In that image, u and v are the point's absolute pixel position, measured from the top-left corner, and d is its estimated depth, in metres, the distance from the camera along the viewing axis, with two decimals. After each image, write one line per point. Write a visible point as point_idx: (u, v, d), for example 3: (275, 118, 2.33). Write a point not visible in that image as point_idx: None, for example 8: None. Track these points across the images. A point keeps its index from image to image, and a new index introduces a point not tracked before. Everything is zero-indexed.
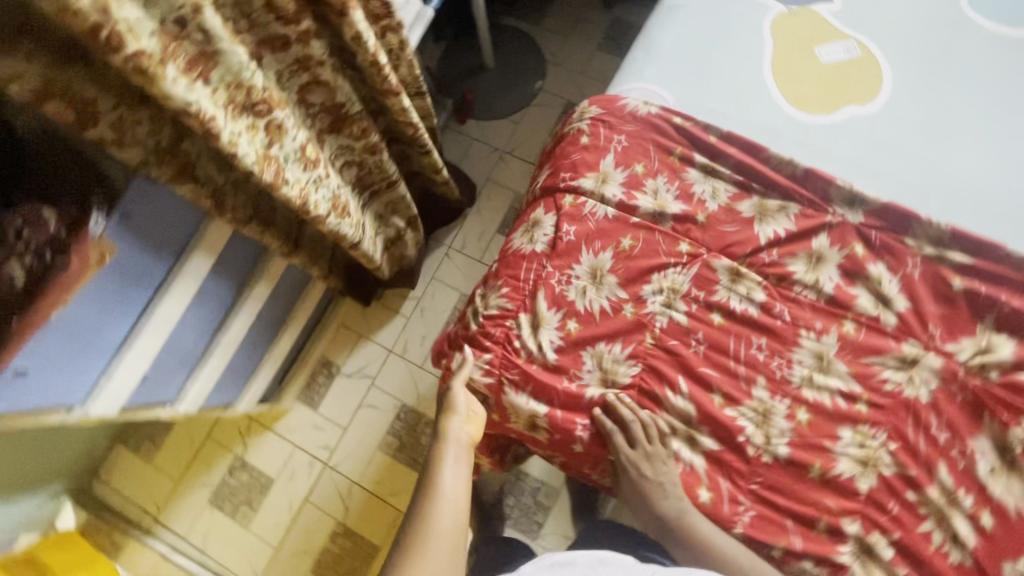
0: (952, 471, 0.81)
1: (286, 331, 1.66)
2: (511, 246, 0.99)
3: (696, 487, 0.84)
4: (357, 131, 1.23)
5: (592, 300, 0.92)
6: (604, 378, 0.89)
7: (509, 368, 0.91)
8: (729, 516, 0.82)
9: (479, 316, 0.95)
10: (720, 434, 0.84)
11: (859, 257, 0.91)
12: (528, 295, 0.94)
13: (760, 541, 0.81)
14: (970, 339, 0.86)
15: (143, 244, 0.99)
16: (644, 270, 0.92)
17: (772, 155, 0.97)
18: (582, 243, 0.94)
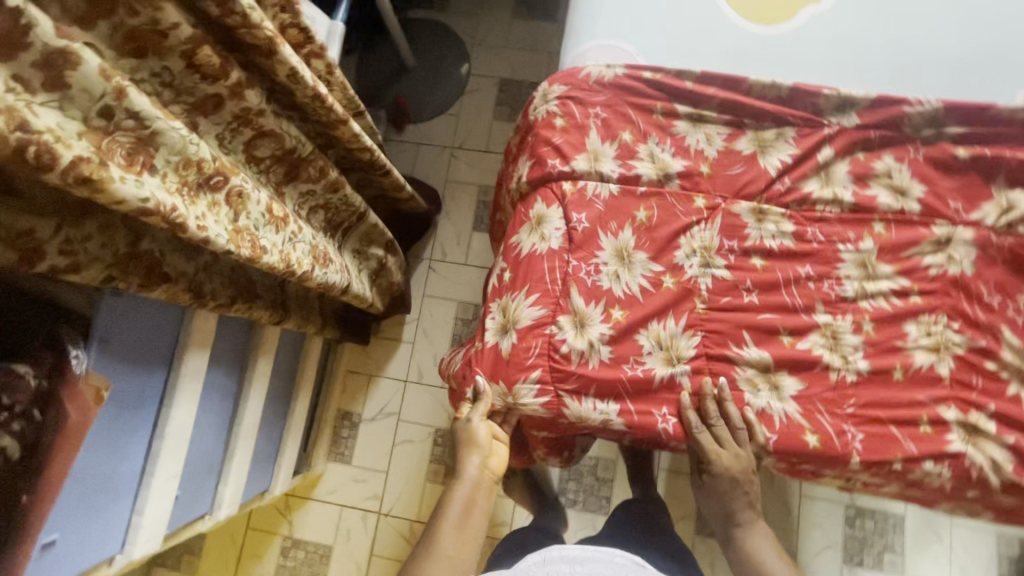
0: (1015, 330, 0.84)
1: (298, 396, 1.57)
2: (521, 250, 0.94)
3: (802, 435, 0.82)
4: (315, 172, 1.15)
5: (629, 282, 0.90)
6: (669, 356, 0.87)
7: (564, 379, 0.87)
8: (844, 448, 0.82)
9: (513, 330, 0.90)
10: (801, 370, 0.85)
11: (864, 158, 0.91)
12: (561, 296, 0.90)
13: (879, 462, 0.81)
14: (991, 202, 0.88)
15: (125, 365, 0.90)
16: (668, 238, 0.91)
17: (754, 83, 0.94)
18: (598, 228, 0.92)
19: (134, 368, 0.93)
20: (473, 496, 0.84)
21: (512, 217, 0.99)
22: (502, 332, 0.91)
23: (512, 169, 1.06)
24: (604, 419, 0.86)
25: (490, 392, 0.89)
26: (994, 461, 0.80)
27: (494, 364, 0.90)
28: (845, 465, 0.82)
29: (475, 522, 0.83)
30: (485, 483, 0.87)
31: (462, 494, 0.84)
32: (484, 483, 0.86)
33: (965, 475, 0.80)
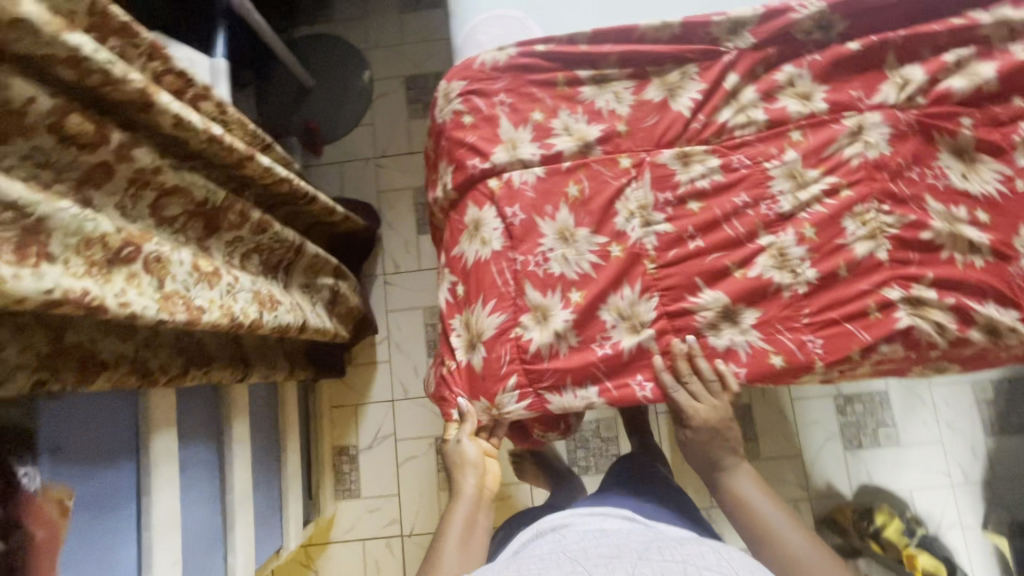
0: (938, 197, 0.86)
1: (287, 443, 1.52)
2: (467, 259, 0.93)
3: (767, 358, 0.84)
4: (236, 217, 1.10)
5: (577, 261, 0.88)
6: (632, 325, 0.87)
7: (540, 378, 0.88)
8: (807, 358, 0.83)
9: (483, 344, 0.89)
10: (756, 299, 0.85)
11: (766, 75, 0.92)
12: (517, 296, 0.89)
13: (839, 360, 0.83)
14: (888, 83, 0.91)
15: (86, 465, 0.86)
16: (605, 206, 0.88)
17: (645, 29, 0.93)
18: (534, 215, 0.90)
19: (99, 468, 0.88)
20: (474, 515, 0.85)
21: (449, 226, 0.98)
22: (473, 347, 0.92)
23: (434, 177, 1.04)
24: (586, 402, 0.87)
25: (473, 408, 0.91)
26: (939, 324, 0.82)
27: (469, 379, 0.92)
28: (814, 370, 0.84)
29: (474, 542, 0.83)
30: (484, 499, 0.88)
31: (461, 515, 0.85)
32: (481, 501, 0.87)
33: (919, 344, 0.83)
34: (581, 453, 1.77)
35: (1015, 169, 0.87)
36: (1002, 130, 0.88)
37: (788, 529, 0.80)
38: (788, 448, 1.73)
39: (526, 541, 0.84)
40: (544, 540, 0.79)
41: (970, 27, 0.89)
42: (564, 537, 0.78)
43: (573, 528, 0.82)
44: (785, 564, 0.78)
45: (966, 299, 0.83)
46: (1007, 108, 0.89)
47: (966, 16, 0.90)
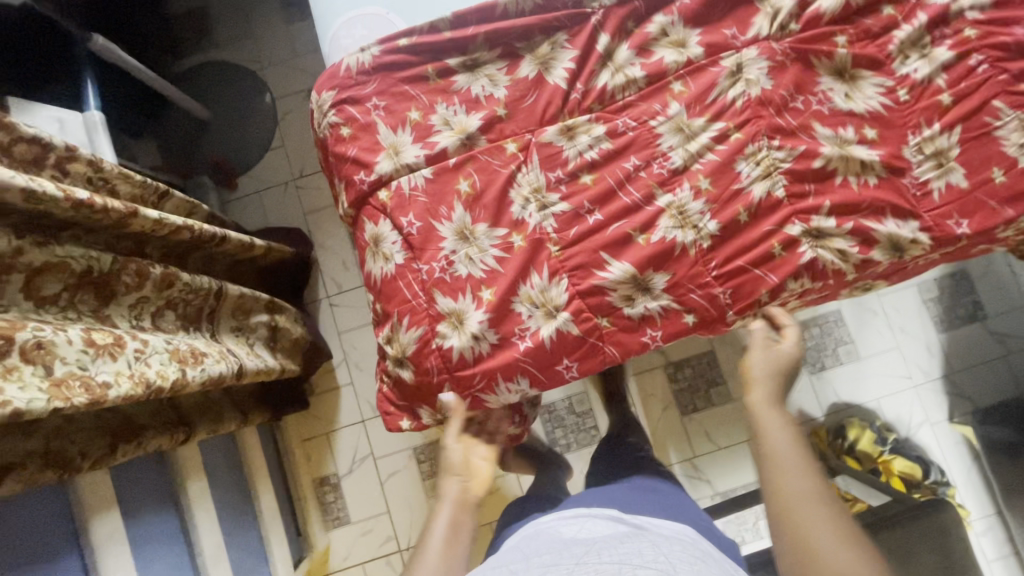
0: (825, 122, 0.85)
1: (258, 487, 1.49)
2: (374, 279, 0.89)
3: (680, 320, 0.84)
4: (133, 277, 1.06)
5: (482, 258, 0.85)
6: (547, 311, 0.84)
7: (470, 382, 0.85)
8: (719, 311, 0.84)
9: (407, 359, 0.86)
10: (664, 264, 0.84)
11: (639, 29, 0.88)
12: (429, 306, 0.85)
13: (749, 305, 0.84)
14: (759, 15, 0.88)
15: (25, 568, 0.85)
16: (499, 196, 0.85)
17: (505, 5, 0.89)
18: (430, 220, 0.86)
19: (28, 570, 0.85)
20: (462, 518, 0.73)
21: (355, 244, 0.94)
22: (399, 363, 0.88)
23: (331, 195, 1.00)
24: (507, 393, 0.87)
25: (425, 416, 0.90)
26: (841, 251, 0.84)
27: (404, 393, 0.90)
28: (727, 320, 0.85)
29: (457, 537, 0.72)
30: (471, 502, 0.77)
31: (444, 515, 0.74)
32: (469, 504, 0.76)
33: (826, 274, 0.84)
34: (563, 432, 1.78)
35: (895, 79, 0.86)
36: (878, 42, 0.87)
37: (794, 471, 0.64)
38: None
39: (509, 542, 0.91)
40: (517, 543, 0.87)
41: None
42: (531, 542, 0.86)
43: (546, 529, 0.90)
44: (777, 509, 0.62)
45: (864, 222, 0.84)
46: (878, 18, 0.87)
47: None
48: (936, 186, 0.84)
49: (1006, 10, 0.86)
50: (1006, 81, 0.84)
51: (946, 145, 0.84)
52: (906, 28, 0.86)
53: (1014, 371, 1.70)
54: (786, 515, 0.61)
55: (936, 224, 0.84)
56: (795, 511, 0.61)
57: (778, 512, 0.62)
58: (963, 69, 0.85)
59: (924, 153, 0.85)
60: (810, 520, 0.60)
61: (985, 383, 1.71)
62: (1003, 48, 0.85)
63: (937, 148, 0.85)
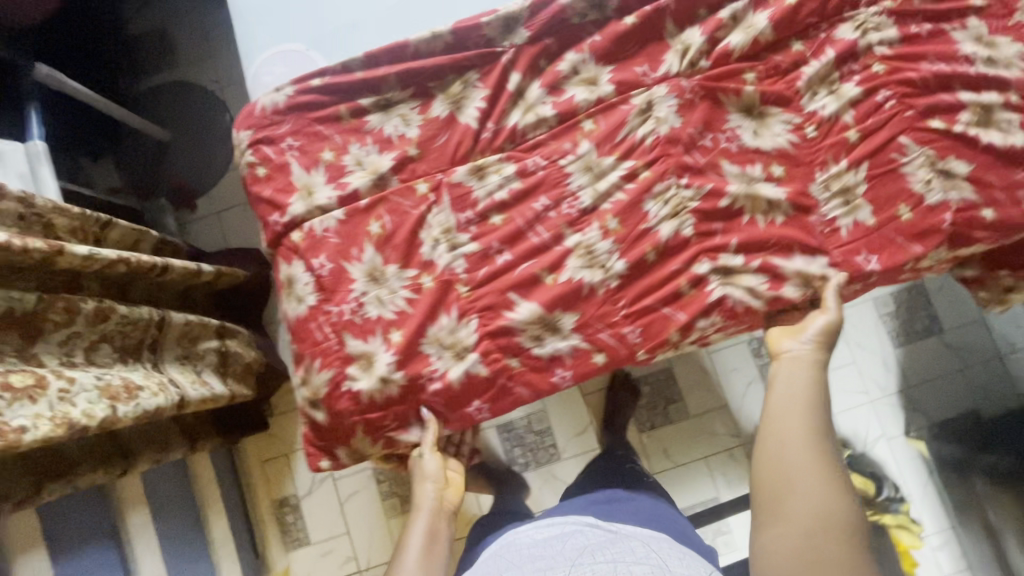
0: (733, 160, 0.86)
1: (209, 514, 1.50)
2: (288, 320, 0.89)
3: (590, 359, 0.84)
4: (62, 314, 1.06)
5: (393, 299, 0.86)
6: (456, 352, 0.85)
7: (382, 423, 0.86)
8: (629, 350, 0.84)
9: (320, 400, 0.86)
10: (573, 304, 0.84)
11: (551, 67, 0.88)
12: (340, 347, 0.86)
13: (659, 345, 0.84)
14: (671, 52, 0.88)
15: None
16: (409, 238, 0.86)
17: (416, 44, 0.88)
18: (342, 261, 0.86)
19: None
20: (437, 528, 0.85)
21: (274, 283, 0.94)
22: (312, 404, 0.88)
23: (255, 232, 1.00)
24: (436, 432, 0.86)
25: (341, 456, 0.89)
26: (749, 290, 0.84)
27: (319, 434, 0.89)
28: (640, 359, 0.85)
29: (433, 558, 0.82)
30: (445, 510, 0.88)
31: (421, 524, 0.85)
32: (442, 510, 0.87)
33: (736, 313, 0.84)
34: (523, 451, 1.78)
35: (803, 116, 0.87)
36: (787, 78, 0.87)
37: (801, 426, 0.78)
38: (714, 401, 1.76)
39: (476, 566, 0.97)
40: (483, 569, 0.92)
41: None
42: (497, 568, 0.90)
43: (515, 548, 0.95)
44: (776, 464, 0.76)
45: (771, 259, 0.84)
46: (788, 54, 0.87)
47: None
48: (843, 223, 0.85)
49: (913, 46, 0.86)
50: (912, 117, 0.84)
51: (852, 182, 0.85)
52: (815, 64, 0.86)
53: (974, 382, 1.62)
54: (777, 467, 0.75)
55: (846, 260, 0.84)
56: (795, 456, 0.75)
57: (779, 457, 0.76)
58: (870, 106, 0.85)
59: (831, 190, 0.85)
60: (797, 474, 0.74)
61: (945, 397, 1.62)
62: (910, 84, 0.85)
63: (844, 184, 0.85)
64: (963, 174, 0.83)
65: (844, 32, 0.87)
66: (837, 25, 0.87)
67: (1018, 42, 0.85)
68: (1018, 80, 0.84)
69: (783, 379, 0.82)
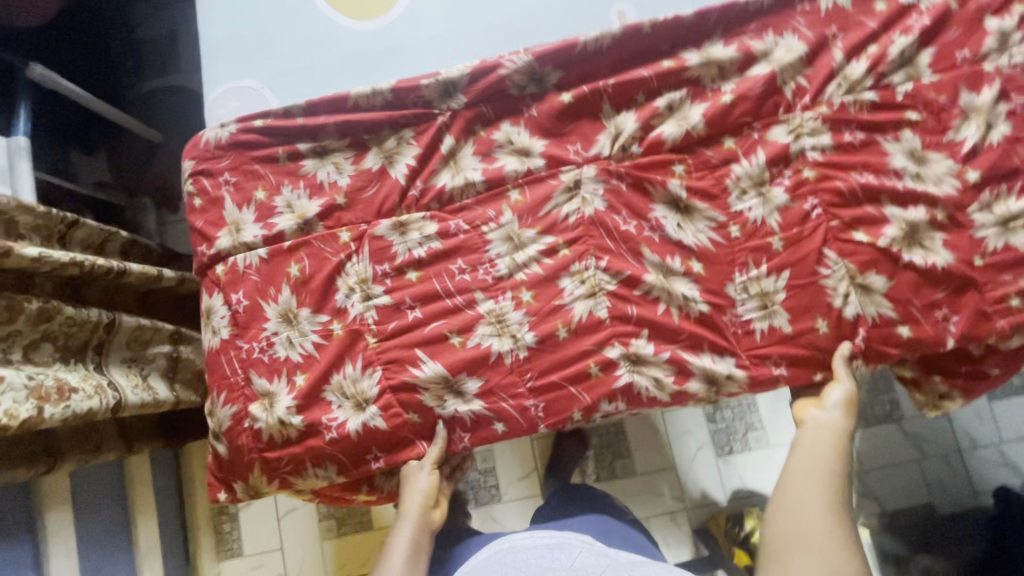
0: (654, 247, 0.86)
1: (140, 516, 1.51)
2: (203, 350, 0.91)
3: (490, 427, 0.84)
4: (4, 312, 1.09)
5: (302, 342, 0.86)
6: (357, 402, 0.85)
7: (277, 465, 0.86)
8: (530, 423, 0.84)
9: (221, 434, 0.87)
10: (478, 370, 0.84)
11: (485, 134, 0.91)
12: (246, 384, 0.87)
13: (560, 422, 0.83)
14: (604, 133, 0.90)
15: None
16: (325, 284, 0.87)
17: (357, 98, 0.91)
18: (259, 300, 0.88)
19: None
20: (421, 539, 0.81)
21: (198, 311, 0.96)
22: (215, 436, 0.88)
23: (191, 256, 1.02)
24: (443, 450, 0.84)
25: (238, 491, 0.89)
26: (656, 380, 0.83)
27: (220, 466, 0.89)
28: (540, 432, 0.85)
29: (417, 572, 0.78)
30: (430, 527, 0.83)
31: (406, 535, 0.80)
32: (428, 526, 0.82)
33: (640, 400, 0.83)
34: (464, 488, 1.76)
35: (728, 215, 0.86)
36: (716, 173, 0.87)
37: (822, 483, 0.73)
38: (661, 460, 1.73)
39: (468, 566, 0.92)
40: (483, 569, 0.88)
41: (679, 69, 0.89)
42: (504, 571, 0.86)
43: (519, 554, 0.92)
44: (789, 516, 0.71)
45: (682, 352, 0.83)
46: (719, 150, 0.88)
47: (677, 58, 0.91)
48: (758, 326, 0.84)
49: (845, 154, 0.86)
50: (839, 225, 0.85)
51: (772, 288, 0.84)
52: (745, 163, 0.87)
53: (929, 476, 1.44)
54: (794, 525, 0.70)
55: (755, 365, 0.83)
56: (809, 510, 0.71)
57: (792, 508, 0.72)
58: (798, 214, 0.85)
59: (749, 292, 0.84)
60: (811, 528, 0.69)
61: (897, 486, 1.45)
62: (837, 193, 0.85)
63: (762, 289, 0.84)
64: (884, 287, 0.82)
65: (777, 133, 0.88)
66: (772, 125, 0.88)
67: (949, 159, 0.85)
68: (947, 198, 0.83)
69: (808, 439, 0.79)
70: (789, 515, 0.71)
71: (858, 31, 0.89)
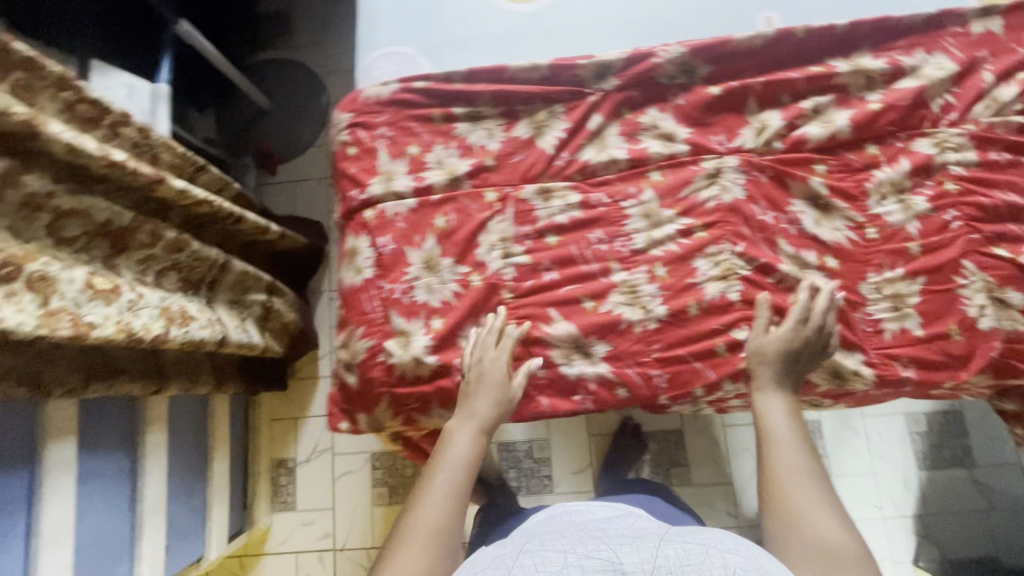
0: (790, 241, 0.89)
1: (216, 452, 1.58)
2: (343, 286, 0.96)
3: (613, 391, 0.88)
4: (147, 237, 1.16)
5: (442, 289, 0.92)
6: None
7: (406, 401, 0.91)
8: (651, 392, 0.87)
9: (355, 366, 0.92)
10: (609, 337, 0.88)
11: (632, 117, 0.96)
12: (384, 321, 0.92)
13: (681, 394, 0.87)
14: (748, 127, 0.94)
15: None
16: (469, 237, 0.92)
17: (515, 70, 0.97)
18: (404, 245, 0.94)
19: None
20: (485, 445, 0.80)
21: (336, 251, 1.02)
22: (347, 367, 0.94)
23: None
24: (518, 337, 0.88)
25: (360, 422, 0.94)
26: None
27: (346, 397, 0.95)
28: (659, 402, 0.88)
29: (463, 488, 0.75)
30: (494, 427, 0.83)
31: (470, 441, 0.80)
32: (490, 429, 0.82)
33: None
34: (517, 476, 1.74)
35: (866, 216, 0.89)
36: (857, 176, 0.90)
37: (792, 452, 0.73)
38: (719, 475, 1.71)
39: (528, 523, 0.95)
40: (542, 525, 0.89)
41: (828, 75, 0.93)
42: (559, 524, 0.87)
43: (577, 515, 0.94)
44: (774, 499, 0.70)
45: None
46: (861, 155, 0.91)
47: (825, 65, 0.94)
48: (888, 326, 0.86)
49: (989, 171, 0.88)
50: (978, 239, 0.86)
51: (905, 291, 0.86)
52: (887, 170, 0.89)
53: (997, 530, 1.40)
54: (811, 520, 0.67)
55: (881, 363, 0.85)
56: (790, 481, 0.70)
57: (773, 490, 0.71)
58: (937, 223, 0.87)
59: (880, 292, 0.87)
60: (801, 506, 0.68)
61: (961, 534, 1.41)
62: (980, 208, 0.86)
63: (895, 290, 0.86)
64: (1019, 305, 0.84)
65: (921, 145, 0.90)
66: (916, 137, 0.91)
67: None
68: None
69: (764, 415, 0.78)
70: (802, 511, 0.67)
71: (1009, 56, 0.92)
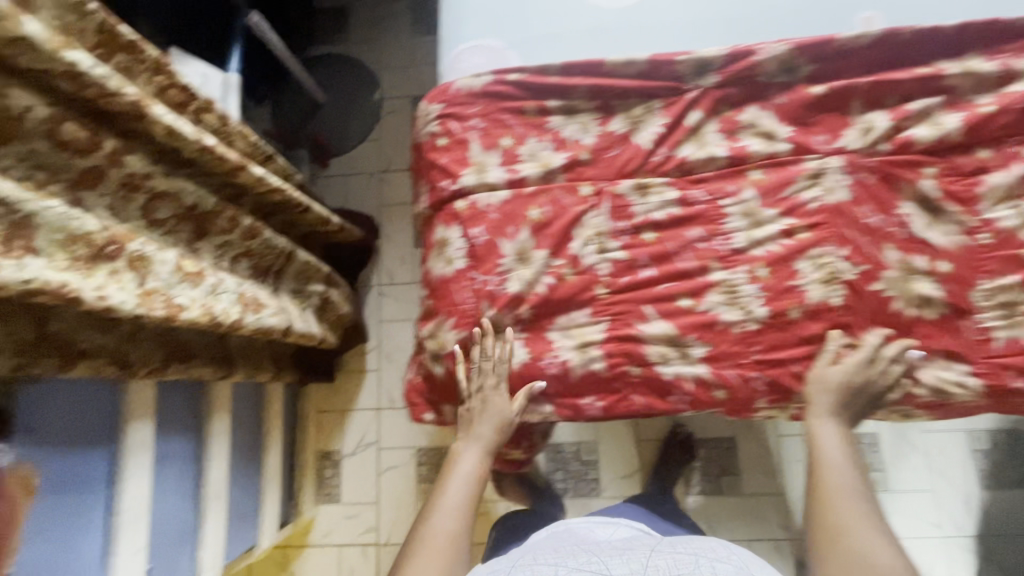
0: (897, 244, 0.86)
1: (268, 444, 1.58)
2: (432, 276, 0.96)
3: (710, 391, 0.86)
4: (226, 223, 1.07)
5: (536, 283, 0.91)
6: (582, 344, 0.89)
7: None
8: (749, 394, 0.86)
9: (444, 357, 0.93)
10: (708, 337, 0.87)
11: (729, 115, 0.94)
12: (476, 313, 0.92)
13: (778, 397, 0.86)
14: (852, 128, 0.92)
15: (66, 445, 0.85)
16: (563, 231, 0.91)
17: (611, 64, 0.96)
18: (496, 237, 0.93)
19: (65, 453, 0.85)
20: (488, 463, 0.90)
21: (422, 242, 1.01)
22: (434, 358, 0.94)
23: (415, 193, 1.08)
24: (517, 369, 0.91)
25: (446, 413, 0.96)
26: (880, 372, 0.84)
27: (433, 388, 0.96)
28: (755, 405, 0.87)
29: (472, 498, 0.86)
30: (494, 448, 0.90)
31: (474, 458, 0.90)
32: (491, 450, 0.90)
33: (866, 390, 0.84)
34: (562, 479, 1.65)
35: (978, 221, 0.86)
36: (966, 181, 0.88)
37: (842, 473, 0.81)
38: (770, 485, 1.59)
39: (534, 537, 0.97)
40: (547, 538, 0.91)
41: (937, 76, 0.90)
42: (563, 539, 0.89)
43: (582, 528, 0.96)
44: (822, 517, 0.79)
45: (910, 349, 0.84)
46: (971, 159, 0.88)
47: (934, 66, 0.92)
48: (998, 336, 0.83)
49: None
50: None
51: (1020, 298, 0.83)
52: (1001, 174, 0.87)
53: None
54: (861, 537, 0.75)
55: (990, 373, 0.83)
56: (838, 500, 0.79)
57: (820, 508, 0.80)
58: None
59: (993, 299, 0.84)
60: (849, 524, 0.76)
61: None
62: None
63: (1009, 298, 0.83)
64: None
65: None
66: None
67: None
68: None
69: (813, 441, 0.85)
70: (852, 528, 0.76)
71: None
